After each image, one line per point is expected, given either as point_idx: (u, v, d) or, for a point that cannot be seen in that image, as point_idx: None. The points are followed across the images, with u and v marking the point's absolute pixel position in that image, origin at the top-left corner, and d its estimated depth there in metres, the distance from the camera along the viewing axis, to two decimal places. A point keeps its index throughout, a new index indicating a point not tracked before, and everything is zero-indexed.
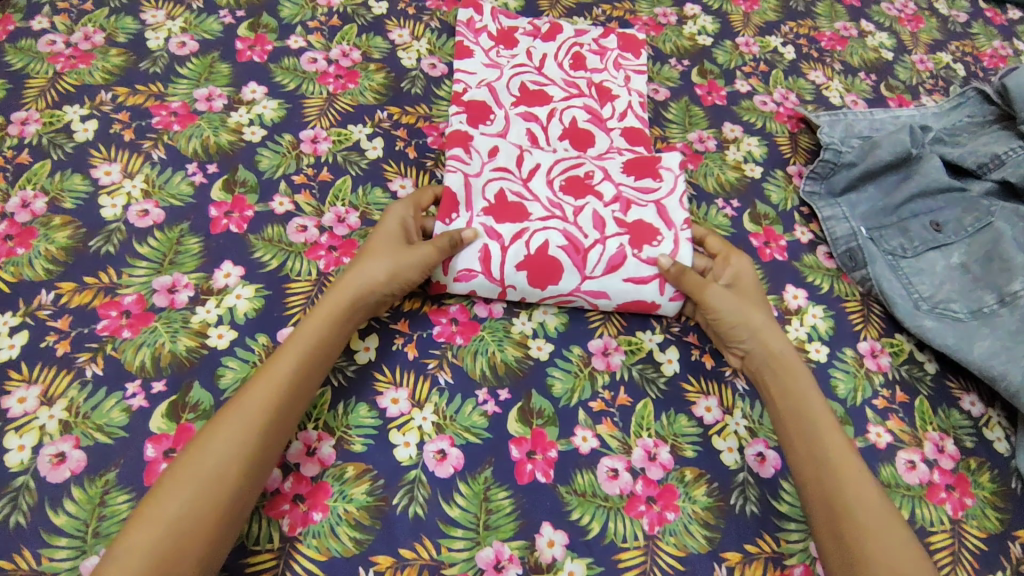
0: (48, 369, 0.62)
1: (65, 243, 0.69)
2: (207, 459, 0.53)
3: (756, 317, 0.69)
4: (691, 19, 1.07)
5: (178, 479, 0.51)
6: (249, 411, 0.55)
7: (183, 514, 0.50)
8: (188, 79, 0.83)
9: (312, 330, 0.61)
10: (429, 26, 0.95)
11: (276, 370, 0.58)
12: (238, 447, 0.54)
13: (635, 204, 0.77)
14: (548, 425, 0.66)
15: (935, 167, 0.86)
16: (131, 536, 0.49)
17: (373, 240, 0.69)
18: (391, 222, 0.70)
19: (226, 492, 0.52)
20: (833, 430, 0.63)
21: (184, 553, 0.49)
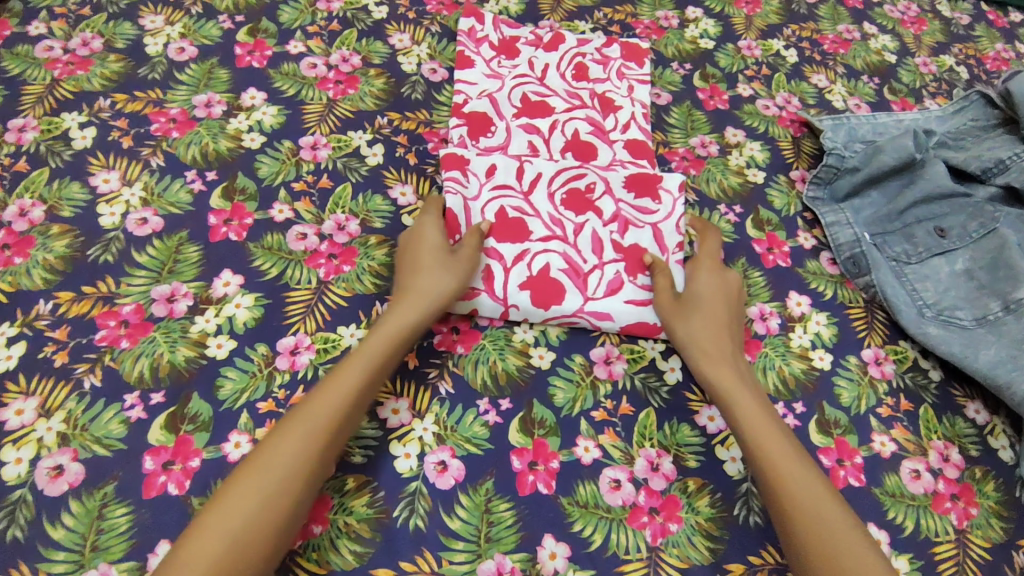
0: (46, 381, 0.61)
1: (64, 252, 0.68)
2: (276, 468, 0.54)
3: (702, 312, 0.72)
4: (693, 23, 1.06)
5: (249, 486, 0.52)
6: (317, 422, 0.57)
7: (252, 519, 0.51)
8: (187, 85, 0.82)
9: (380, 340, 0.63)
10: (429, 30, 0.94)
11: (342, 382, 0.60)
12: (307, 456, 0.55)
13: (632, 224, 0.79)
14: (549, 435, 0.66)
15: (939, 172, 0.85)
16: (196, 539, 0.49)
17: (421, 255, 0.71)
18: (430, 232, 0.73)
19: (292, 499, 0.53)
20: (766, 427, 0.63)
21: (250, 556, 0.50)
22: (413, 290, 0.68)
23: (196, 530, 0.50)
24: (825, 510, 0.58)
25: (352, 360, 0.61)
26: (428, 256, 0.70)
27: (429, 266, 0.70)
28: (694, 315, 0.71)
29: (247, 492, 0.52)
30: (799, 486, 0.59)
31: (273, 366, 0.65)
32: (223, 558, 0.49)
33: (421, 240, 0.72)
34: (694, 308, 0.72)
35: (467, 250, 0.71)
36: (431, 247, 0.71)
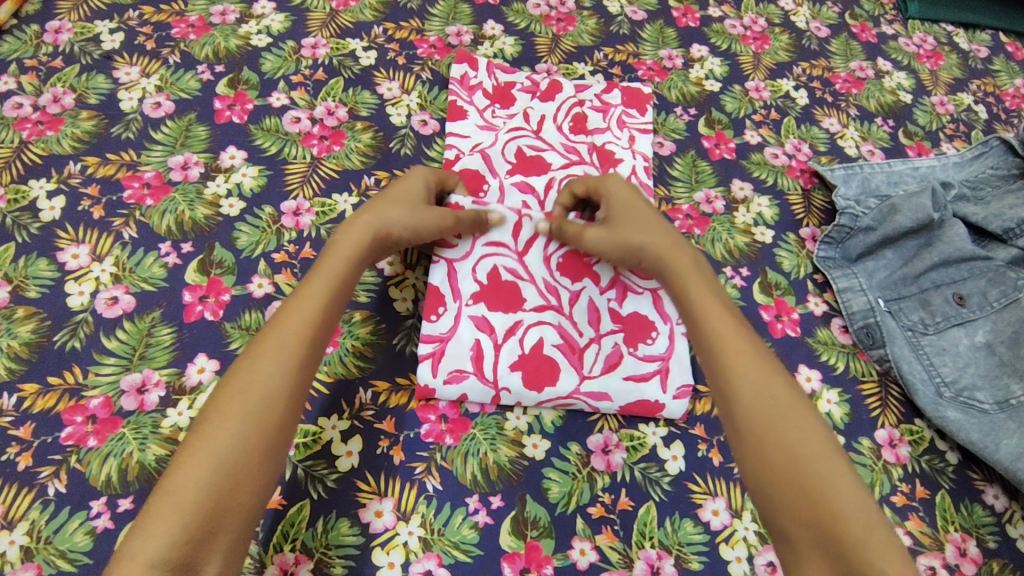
0: (9, 487, 0.58)
1: (29, 338, 0.65)
2: (251, 396, 0.52)
3: (642, 237, 0.67)
4: (698, 62, 1.01)
5: (224, 418, 0.50)
6: (283, 344, 0.55)
7: (236, 451, 0.49)
8: (163, 146, 0.78)
9: (336, 265, 0.61)
10: (420, 77, 0.90)
11: (311, 301, 0.58)
12: (281, 375, 0.53)
13: (631, 291, 0.74)
14: (543, 537, 0.62)
15: (959, 235, 0.80)
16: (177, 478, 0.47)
17: (391, 191, 0.69)
18: (415, 181, 0.71)
19: (271, 425, 0.51)
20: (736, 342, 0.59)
21: (237, 491, 0.48)
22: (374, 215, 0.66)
23: (176, 468, 0.48)
24: (797, 436, 0.53)
25: (314, 284, 0.60)
26: (401, 197, 0.68)
27: (393, 200, 0.68)
28: (642, 244, 0.67)
29: (222, 424, 0.50)
30: (760, 413, 0.55)
31: None
32: (211, 496, 0.47)
33: (402, 183, 0.70)
34: (638, 236, 0.68)
35: (437, 210, 0.68)
36: (412, 192, 0.70)
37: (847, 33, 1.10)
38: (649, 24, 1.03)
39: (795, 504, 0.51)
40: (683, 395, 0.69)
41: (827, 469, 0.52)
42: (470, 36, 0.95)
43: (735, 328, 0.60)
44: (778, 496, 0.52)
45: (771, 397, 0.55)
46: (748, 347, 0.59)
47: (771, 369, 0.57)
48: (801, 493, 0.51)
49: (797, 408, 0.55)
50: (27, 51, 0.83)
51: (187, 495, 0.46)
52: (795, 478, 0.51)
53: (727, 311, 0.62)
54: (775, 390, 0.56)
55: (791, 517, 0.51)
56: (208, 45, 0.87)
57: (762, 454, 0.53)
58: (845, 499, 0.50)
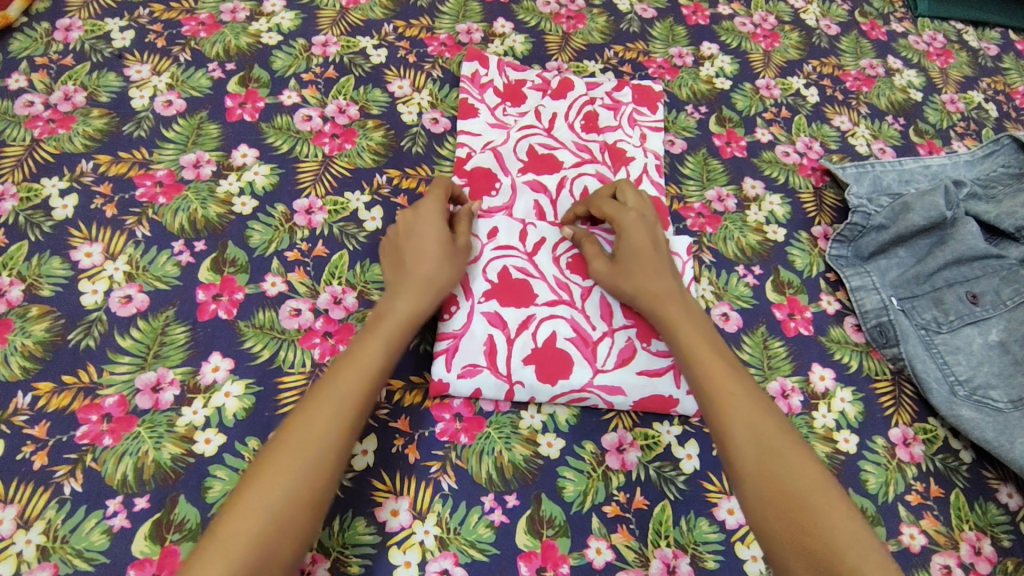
0: (25, 486, 0.58)
1: (43, 336, 0.65)
2: (307, 444, 0.53)
3: (636, 281, 0.68)
4: (708, 60, 1.00)
5: (279, 470, 0.51)
6: (340, 400, 0.56)
7: (284, 506, 0.50)
8: (175, 144, 0.78)
9: (395, 321, 0.62)
10: (431, 75, 0.89)
11: (368, 359, 0.59)
12: (336, 424, 0.55)
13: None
14: (559, 536, 0.62)
15: (972, 233, 0.80)
16: (234, 520, 0.49)
17: (423, 246, 0.67)
18: (431, 224, 0.68)
19: (324, 475, 0.52)
20: (716, 379, 0.60)
21: (287, 538, 0.50)
22: (418, 271, 0.65)
23: (233, 511, 0.50)
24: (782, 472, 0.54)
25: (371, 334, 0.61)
26: (432, 243, 0.67)
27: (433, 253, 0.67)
28: (621, 286, 0.69)
29: (280, 473, 0.51)
30: (749, 447, 0.56)
31: None
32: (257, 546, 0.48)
33: (424, 224, 0.68)
34: (631, 279, 0.68)
35: (464, 240, 0.70)
36: (437, 233, 0.68)
37: (857, 30, 1.10)
38: (659, 21, 1.03)
39: (788, 534, 0.51)
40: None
41: (819, 498, 0.52)
42: (481, 34, 0.95)
43: (722, 364, 0.61)
44: (771, 528, 0.52)
45: (756, 440, 0.56)
46: (736, 383, 0.60)
47: (758, 403, 0.59)
48: (794, 523, 0.51)
49: (786, 441, 0.56)
50: (37, 49, 0.83)
51: (237, 543, 0.48)
52: (788, 509, 0.52)
53: (713, 347, 0.63)
54: (758, 431, 0.56)
55: (786, 547, 0.51)
56: (218, 43, 0.86)
57: (755, 487, 0.54)
58: (837, 527, 0.50)
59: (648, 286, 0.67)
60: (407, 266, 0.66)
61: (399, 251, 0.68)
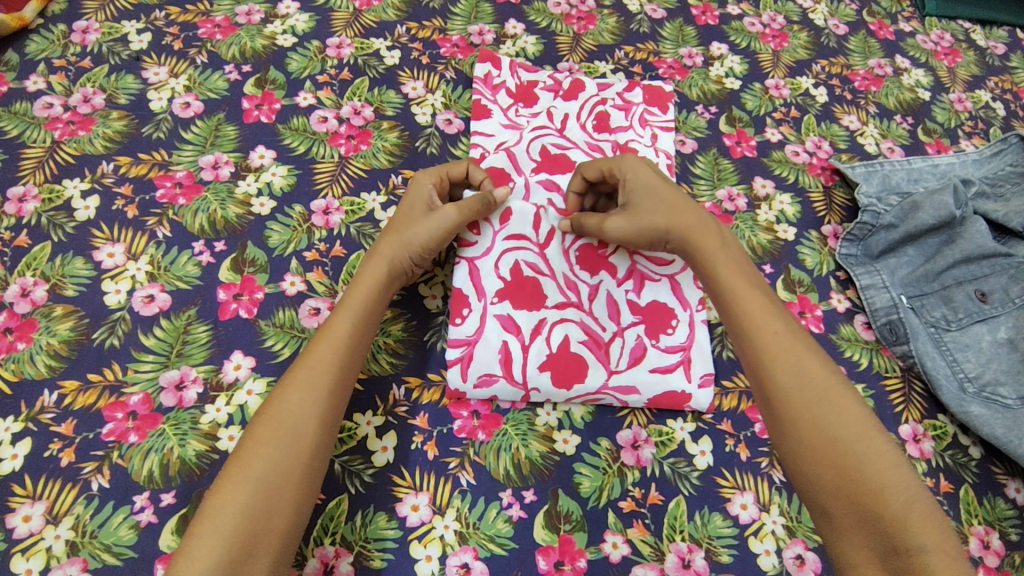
0: (53, 483, 0.59)
1: (68, 336, 0.66)
2: (287, 420, 0.54)
3: (665, 219, 0.69)
4: (718, 60, 1.01)
5: (265, 442, 0.53)
6: (315, 372, 0.57)
7: (271, 477, 0.51)
8: (193, 145, 0.79)
9: (361, 286, 0.64)
10: (444, 77, 0.90)
11: (334, 335, 0.60)
12: (318, 396, 0.56)
13: (649, 279, 0.75)
14: (576, 531, 0.63)
15: (980, 232, 0.80)
16: (220, 496, 0.50)
17: (399, 213, 0.71)
18: (416, 194, 0.71)
19: (304, 451, 0.53)
20: (771, 321, 0.61)
21: (277, 512, 0.50)
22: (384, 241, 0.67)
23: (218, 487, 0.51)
24: (832, 417, 0.54)
25: (341, 310, 0.62)
26: (406, 218, 0.69)
27: (403, 221, 0.69)
28: (666, 229, 0.69)
29: (264, 443, 0.53)
30: (797, 396, 0.56)
31: None
32: (249, 518, 0.49)
33: (406, 202, 0.71)
34: (659, 218, 0.69)
35: (438, 211, 0.68)
36: (414, 210, 0.70)
37: (865, 30, 1.10)
38: (668, 22, 1.04)
39: (832, 482, 0.52)
40: (707, 384, 0.71)
41: (867, 448, 0.52)
42: (492, 35, 0.96)
43: (768, 316, 0.61)
44: (817, 476, 0.53)
45: (810, 383, 0.56)
46: (780, 330, 0.60)
47: (806, 351, 0.59)
48: (838, 471, 0.52)
49: (834, 390, 0.56)
50: (55, 52, 0.84)
51: (227, 518, 0.49)
52: (835, 457, 0.52)
53: (758, 295, 0.63)
54: (809, 373, 0.57)
55: (830, 496, 0.52)
56: (234, 45, 0.87)
57: (801, 435, 0.55)
58: (885, 479, 0.51)
59: (693, 224, 0.69)
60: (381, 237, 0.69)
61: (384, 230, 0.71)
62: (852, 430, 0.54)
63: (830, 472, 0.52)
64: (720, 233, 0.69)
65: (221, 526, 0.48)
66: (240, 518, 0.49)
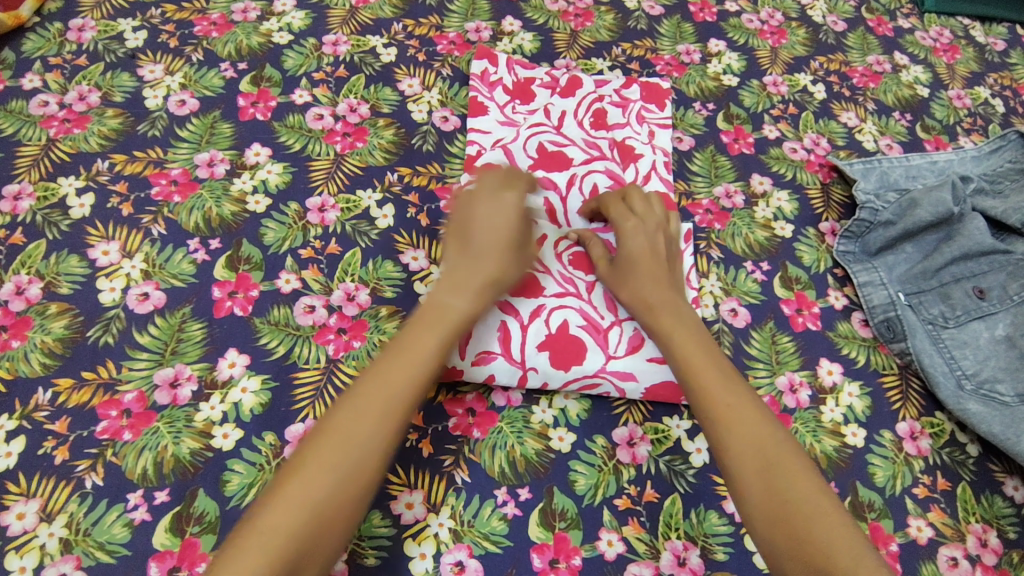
0: (47, 481, 0.59)
1: (63, 334, 0.66)
2: (352, 445, 0.53)
3: (637, 286, 0.69)
4: (715, 57, 1.01)
5: (328, 463, 0.52)
6: (388, 394, 0.56)
7: (326, 503, 0.51)
8: (189, 143, 0.79)
9: (452, 314, 0.63)
10: (440, 74, 0.90)
11: (411, 359, 0.59)
12: (384, 423, 0.55)
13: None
14: (571, 529, 0.63)
15: (979, 228, 0.80)
16: (272, 517, 0.49)
17: (491, 233, 0.69)
18: (516, 219, 0.70)
19: (367, 478, 0.53)
20: (719, 384, 0.60)
21: (325, 540, 0.50)
22: (479, 269, 0.66)
23: (268, 503, 0.50)
24: (785, 482, 0.54)
25: (430, 331, 0.62)
26: (500, 245, 0.68)
27: (501, 244, 0.68)
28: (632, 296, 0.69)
29: (326, 465, 0.52)
30: (749, 457, 0.56)
31: (281, 458, 0.62)
32: (298, 542, 0.49)
33: (505, 224, 0.69)
34: (630, 284, 0.70)
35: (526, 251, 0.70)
36: (509, 236, 0.69)
37: (864, 27, 1.10)
38: (666, 19, 1.04)
39: (788, 552, 0.51)
40: None
41: (818, 514, 0.52)
42: (489, 33, 0.96)
43: (727, 380, 0.61)
44: (776, 547, 0.52)
45: (758, 450, 0.56)
46: (736, 389, 0.60)
47: (755, 416, 0.58)
48: (791, 535, 0.52)
49: (785, 456, 0.56)
50: (51, 50, 0.84)
51: (278, 540, 0.48)
52: (790, 525, 0.52)
53: (711, 355, 0.63)
54: (758, 439, 0.57)
55: (785, 557, 0.51)
56: (230, 42, 0.87)
57: (757, 503, 0.54)
58: (836, 540, 0.51)
59: (667, 294, 0.68)
60: (473, 258, 0.67)
61: (465, 242, 0.69)
62: (803, 496, 0.53)
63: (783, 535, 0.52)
64: (679, 304, 0.68)
65: (266, 546, 0.48)
66: (293, 542, 0.48)
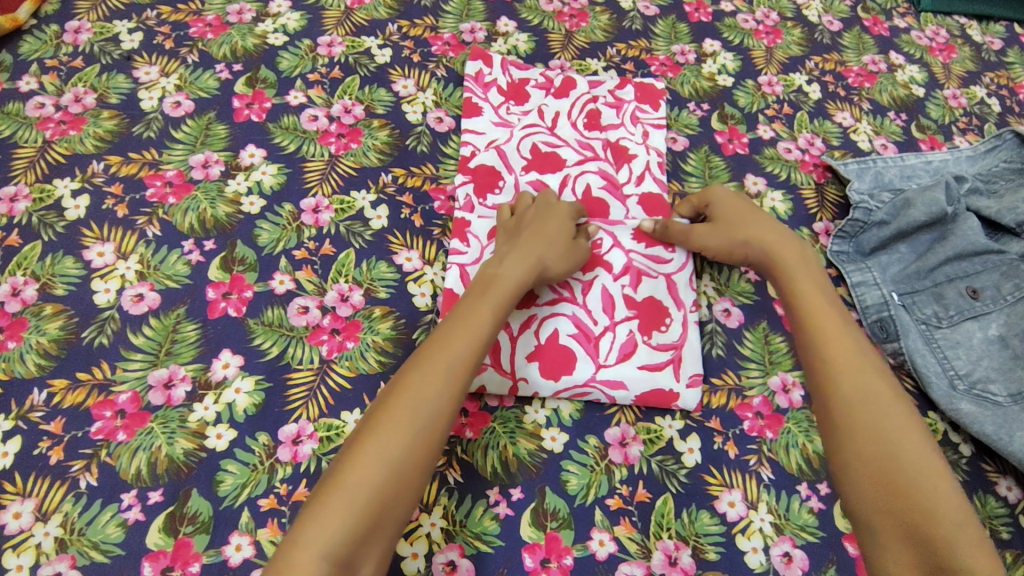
0: (42, 481, 0.60)
1: (58, 335, 0.66)
2: (418, 409, 0.53)
3: (754, 232, 0.73)
4: (710, 57, 1.01)
5: (400, 420, 0.53)
6: (455, 357, 0.57)
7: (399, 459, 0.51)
8: (183, 144, 0.79)
9: (503, 286, 0.65)
10: (435, 75, 0.90)
11: (477, 325, 0.60)
12: (448, 386, 0.55)
13: (644, 277, 0.76)
14: (563, 528, 0.63)
15: (972, 228, 0.80)
16: (357, 467, 0.50)
17: (548, 224, 0.73)
18: (565, 216, 0.74)
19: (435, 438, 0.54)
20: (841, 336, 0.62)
21: (399, 496, 0.51)
22: (531, 250, 0.69)
23: (351, 461, 0.51)
24: (890, 431, 0.55)
25: (483, 298, 0.63)
26: (554, 233, 0.72)
27: (552, 231, 0.72)
28: (749, 240, 0.73)
29: (403, 422, 0.53)
30: (857, 413, 0.57)
31: (274, 458, 0.63)
32: (376, 495, 0.49)
33: (556, 218, 0.74)
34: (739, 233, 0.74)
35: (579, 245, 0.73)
36: (562, 229, 0.73)
37: (859, 26, 1.10)
38: (661, 19, 1.04)
39: (880, 496, 0.52)
40: (696, 385, 0.71)
41: (922, 469, 0.53)
42: (484, 33, 0.96)
43: (840, 348, 0.61)
44: (868, 492, 0.53)
45: (871, 399, 0.57)
46: (850, 350, 0.61)
47: (870, 371, 0.59)
48: (890, 485, 0.52)
49: (895, 412, 0.56)
50: (48, 52, 0.84)
51: (362, 492, 0.49)
52: (886, 472, 0.53)
53: (833, 314, 0.65)
54: (869, 390, 0.58)
55: (875, 509, 0.52)
56: (225, 44, 0.88)
57: (859, 447, 0.55)
58: (937, 503, 0.51)
59: (795, 245, 0.72)
60: (528, 239, 0.70)
61: (522, 228, 0.72)
62: (908, 449, 0.54)
63: (882, 488, 0.52)
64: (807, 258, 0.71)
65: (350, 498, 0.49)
66: (372, 499, 0.49)
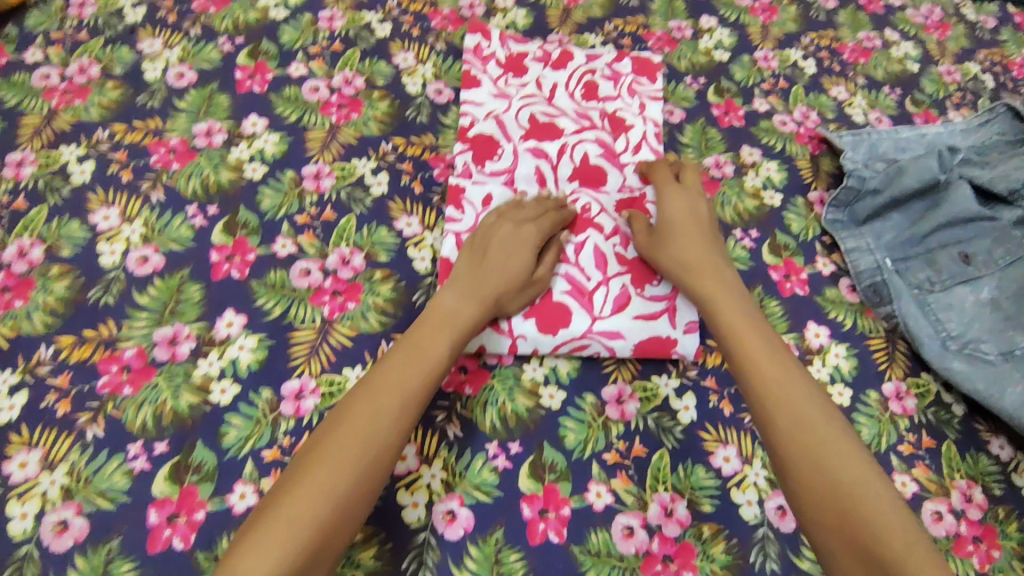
0: (50, 431, 0.61)
1: (64, 294, 0.68)
2: (364, 436, 0.55)
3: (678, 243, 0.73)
4: (707, 33, 1.02)
5: (343, 448, 0.54)
6: (403, 385, 0.58)
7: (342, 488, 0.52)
8: (187, 113, 0.81)
9: (455, 318, 0.65)
10: (434, 48, 0.92)
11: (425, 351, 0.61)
12: (395, 408, 0.57)
13: None
14: (560, 480, 0.64)
15: (965, 195, 0.81)
16: (300, 497, 0.51)
17: (505, 260, 0.69)
18: (527, 245, 0.71)
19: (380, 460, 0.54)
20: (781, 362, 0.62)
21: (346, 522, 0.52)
22: (483, 285, 0.68)
23: (297, 484, 0.52)
24: (835, 457, 0.56)
25: (436, 327, 0.63)
26: (508, 267, 0.69)
27: (512, 265, 0.69)
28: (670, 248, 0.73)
29: (347, 451, 0.54)
30: (804, 445, 0.56)
31: (277, 412, 0.64)
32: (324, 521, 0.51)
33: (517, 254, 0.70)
34: (675, 239, 0.73)
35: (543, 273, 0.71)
36: (516, 259, 0.70)
37: (855, 4, 1.11)
38: None
39: (835, 524, 0.53)
40: (692, 331, 0.72)
41: (870, 493, 0.53)
42: (483, 9, 0.97)
43: (780, 373, 0.61)
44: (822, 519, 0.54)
45: (809, 426, 0.58)
46: (788, 375, 0.61)
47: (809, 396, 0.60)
48: (842, 514, 0.53)
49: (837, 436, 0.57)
50: (52, 24, 0.85)
51: (303, 518, 0.50)
52: (840, 502, 0.53)
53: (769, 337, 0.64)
54: (809, 418, 0.58)
55: (831, 537, 0.53)
56: (227, 17, 0.89)
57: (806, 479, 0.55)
58: (886, 531, 0.51)
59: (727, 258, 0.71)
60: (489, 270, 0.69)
61: (481, 255, 0.70)
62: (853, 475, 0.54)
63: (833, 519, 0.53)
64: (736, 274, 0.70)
65: (300, 525, 0.50)
66: (316, 526, 0.50)
